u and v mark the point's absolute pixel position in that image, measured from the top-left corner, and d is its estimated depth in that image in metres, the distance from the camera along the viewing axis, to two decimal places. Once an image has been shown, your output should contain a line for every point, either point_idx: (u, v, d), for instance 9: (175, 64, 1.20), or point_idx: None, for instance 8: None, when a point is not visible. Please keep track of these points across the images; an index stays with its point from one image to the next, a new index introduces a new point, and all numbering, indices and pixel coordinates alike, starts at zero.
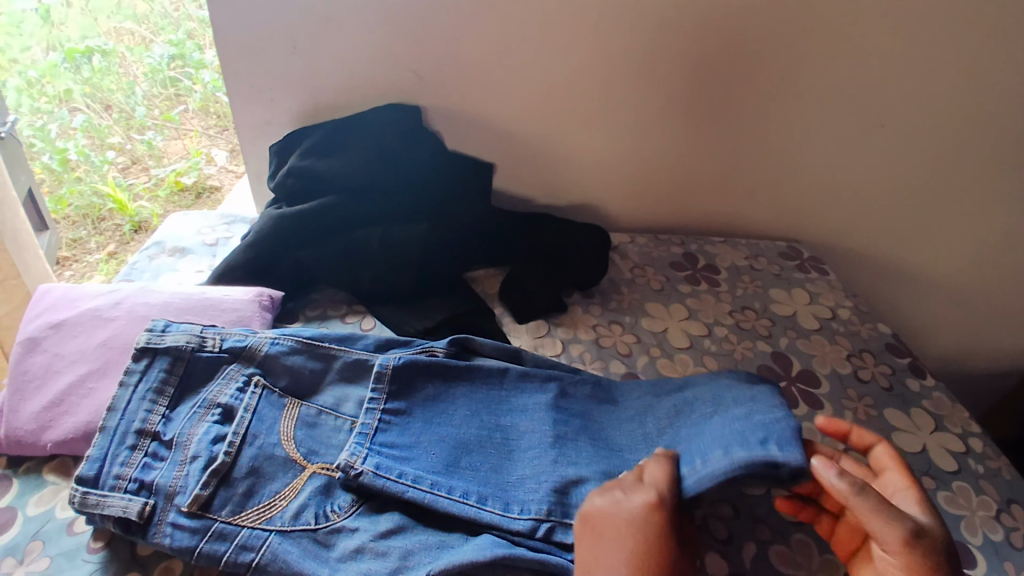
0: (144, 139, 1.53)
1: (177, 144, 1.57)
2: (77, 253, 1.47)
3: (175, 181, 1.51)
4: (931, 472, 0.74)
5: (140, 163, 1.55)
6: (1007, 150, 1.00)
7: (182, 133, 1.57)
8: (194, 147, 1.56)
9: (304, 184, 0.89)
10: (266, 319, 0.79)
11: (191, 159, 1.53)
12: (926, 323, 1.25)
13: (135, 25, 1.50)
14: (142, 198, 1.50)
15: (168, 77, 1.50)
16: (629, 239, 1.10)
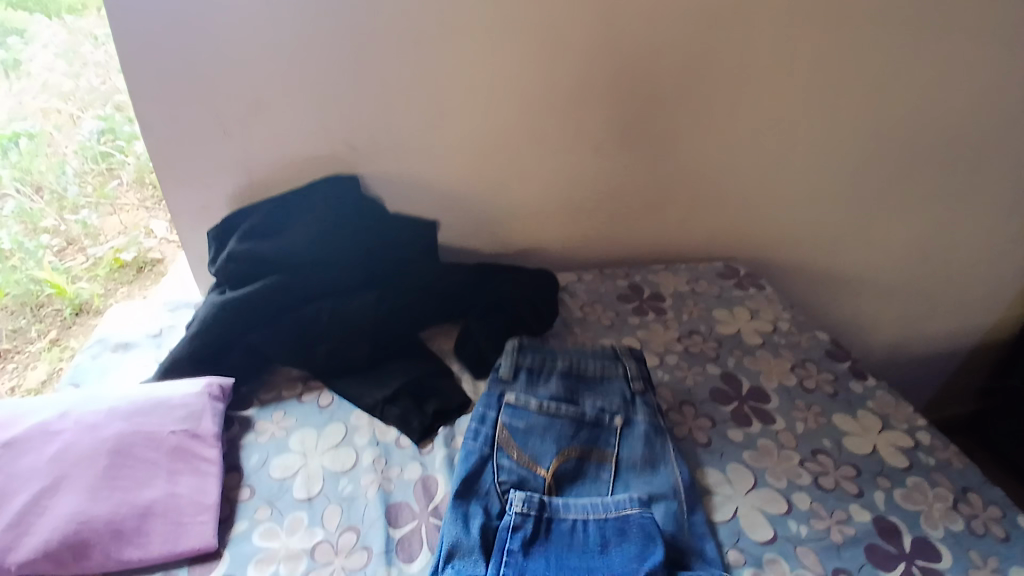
0: (77, 219, 1.25)
1: (113, 221, 1.28)
2: (19, 343, 1.14)
3: (115, 259, 1.25)
4: (884, 471, 0.78)
5: (76, 244, 1.24)
6: (887, 147, 1.17)
7: (118, 209, 1.29)
8: (134, 222, 1.30)
9: (246, 267, 0.88)
10: (219, 409, 0.77)
11: (130, 235, 1.27)
12: (844, 311, 1.42)
13: (60, 104, 1.25)
14: (82, 279, 1.22)
15: (99, 152, 1.26)
16: (576, 278, 1.14)
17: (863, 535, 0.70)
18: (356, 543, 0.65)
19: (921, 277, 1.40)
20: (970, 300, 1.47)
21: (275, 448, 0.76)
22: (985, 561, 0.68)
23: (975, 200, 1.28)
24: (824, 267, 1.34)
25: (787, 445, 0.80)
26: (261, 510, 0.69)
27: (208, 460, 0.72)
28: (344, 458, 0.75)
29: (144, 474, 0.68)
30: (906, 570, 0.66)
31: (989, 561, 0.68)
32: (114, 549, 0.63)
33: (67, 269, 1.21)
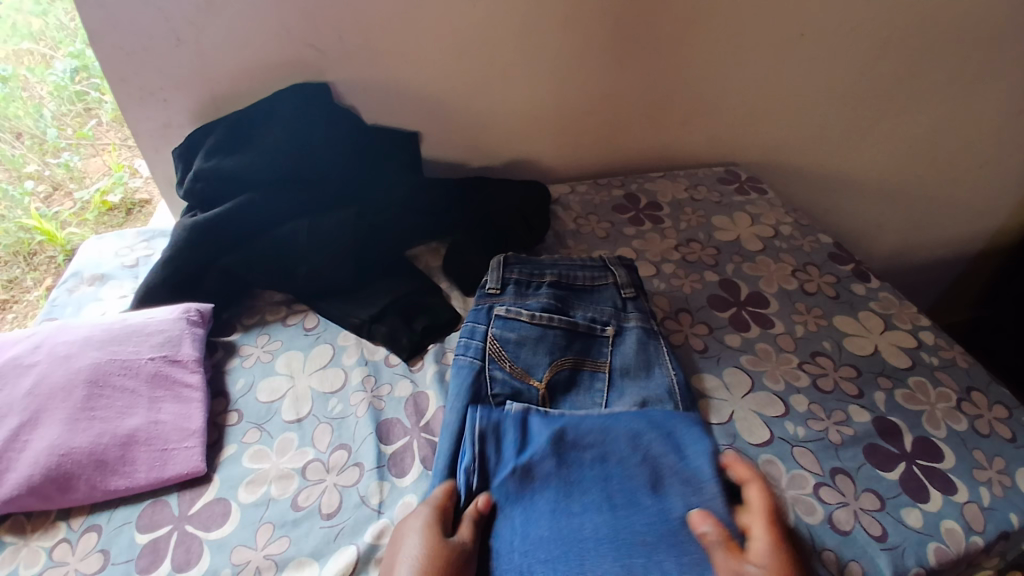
0: (60, 162, 1.13)
1: (98, 161, 1.18)
2: (15, 294, 1.09)
3: (100, 201, 1.19)
4: (885, 372, 0.76)
5: (60, 189, 1.16)
6: (902, 34, 1.07)
7: (101, 150, 1.18)
8: (117, 161, 1.20)
9: (215, 186, 0.83)
10: (198, 335, 0.75)
11: (114, 175, 1.20)
12: (846, 214, 1.37)
13: (31, 44, 1.06)
14: (71, 224, 1.16)
15: (74, 92, 1.11)
16: (568, 189, 1.09)
17: (862, 435, 0.69)
18: (348, 460, 0.64)
19: (931, 176, 1.34)
20: (980, 198, 1.42)
21: (261, 372, 0.75)
22: (991, 463, 0.67)
23: (994, 90, 1.20)
24: (829, 169, 1.28)
25: (786, 348, 0.78)
26: (251, 433, 0.68)
27: (190, 386, 0.70)
28: (331, 379, 0.73)
29: (125, 401, 0.67)
30: (907, 470, 0.65)
31: (994, 461, 0.67)
32: (100, 479, 0.62)
33: (56, 215, 1.14)
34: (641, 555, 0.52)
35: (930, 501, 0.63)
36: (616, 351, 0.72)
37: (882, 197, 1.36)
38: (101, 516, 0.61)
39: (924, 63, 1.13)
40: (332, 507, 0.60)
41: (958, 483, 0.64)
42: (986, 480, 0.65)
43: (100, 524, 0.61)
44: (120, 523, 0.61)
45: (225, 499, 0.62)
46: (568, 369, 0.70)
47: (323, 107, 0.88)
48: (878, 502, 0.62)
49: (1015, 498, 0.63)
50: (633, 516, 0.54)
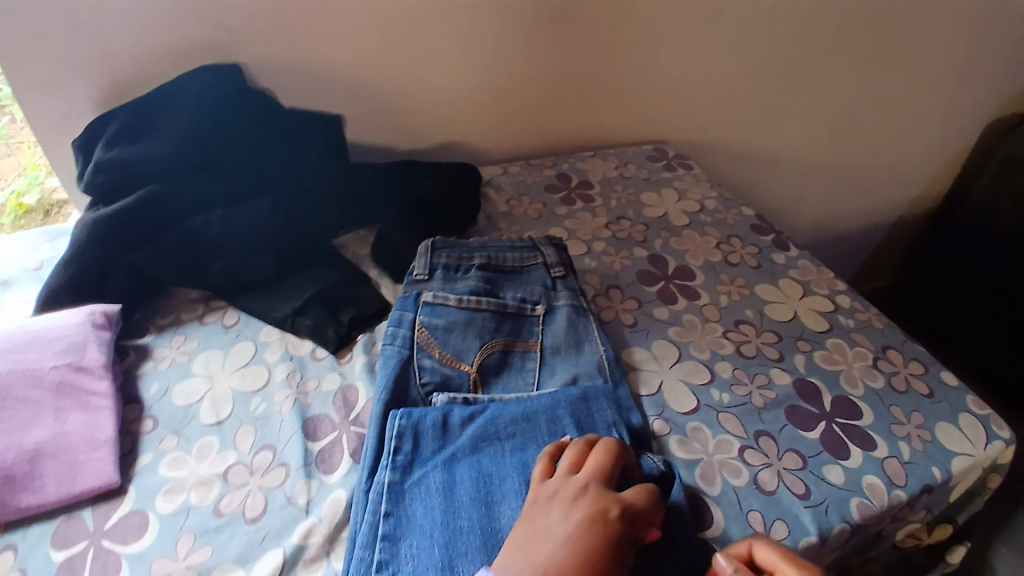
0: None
1: (12, 162, 1.09)
2: None
3: (18, 204, 1.09)
4: (805, 335, 0.80)
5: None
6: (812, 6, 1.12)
7: (16, 149, 1.08)
8: (33, 159, 1.07)
9: (118, 179, 0.78)
10: (106, 339, 0.71)
11: (29, 175, 1.08)
12: (773, 186, 1.42)
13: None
14: None
15: None
16: (500, 171, 1.08)
17: (785, 398, 0.71)
18: (273, 460, 0.62)
19: (848, 147, 1.40)
20: (894, 167, 1.50)
21: (177, 375, 0.71)
22: (907, 418, 0.70)
23: (902, 61, 1.27)
24: (754, 143, 1.32)
25: (711, 318, 0.80)
26: (167, 440, 0.65)
27: (98, 394, 0.66)
28: (254, 377, 0.71)
29: (28, 413, 0.62)
30: (828, 429, 0.68)
31: (912, 417, 0.71)
32: (8, 497, 0.57)
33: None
34: None
35: (851, 457, 0.66)
36: (545, 331, 0.72)
37: (805, 169, 1.42)
38: (15, 534, 0.57)
39: (834, 35, 1.18)
40: (254, 511, 0.58)
41: (876, 439, 0.68)
42: (904, 435, 0.69)
43: (15, 542, 0.57)
44: (34, 541, 0.57)
45: (143, 510, 0.59)
46: (498, 352, 0.69)
47: (233, 90, 0.84)
48: (800, 461, 0.65)
49: (932, 452, 0.67)
50: None
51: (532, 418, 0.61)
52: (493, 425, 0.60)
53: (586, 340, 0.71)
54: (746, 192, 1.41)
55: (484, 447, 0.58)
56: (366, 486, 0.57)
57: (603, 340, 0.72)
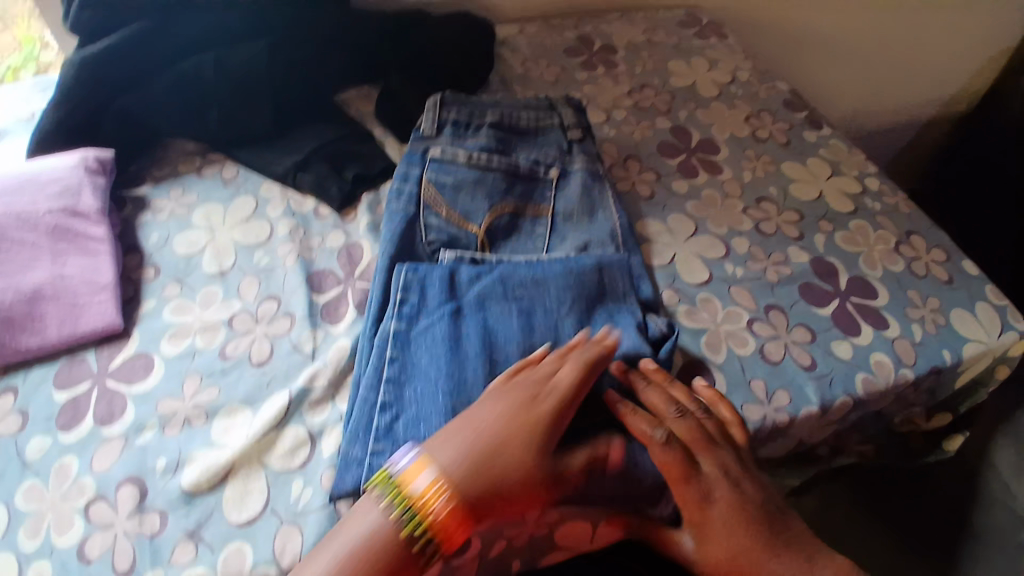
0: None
1: (6, 37, 0.99)
2: None
3: (13, 78, 1.00)
4: (829, 216, 0.76)
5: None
6: None
7: (10, 25, 0.98)
8: (27, 33, 0.99)
9: (104, 18, 0.70)
10: (100, 185, 0.68)
11: (25, 50, 1.00)
12: (808, 64, 1.32)
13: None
14: None
15: None
16: (516, 30, 0.99)
17: (799, 275, 0.69)
18: (278, 310, 0.61)
19: (896, 23, 1.28)
20: (943, 50, 1.38)
21: (176, 226, 0.69)
22: (924, 302, 0.69)
23: None
24: (793, 13, 1.20)
25: (732, 194, 0.77)
26: (171, 287, 0.64)
27: (97, 239, 0.64)
28: (256, 231, 0.68)
29: (25, 257, 0.61)
30: (842, 307, 0.67)
31: (928, 301, 0.69)
32: (8, 338, 0.58)
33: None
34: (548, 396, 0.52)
35: (862, 335, 0.65)
36: (557, 194, 0.69)
37: (845, 47, 1.31)
38: (16, 377, 0.58)
39: None
40: (260, 357, 0.58)
41: (888, 320, 0.67)
42: (917, 317, 0.67)
43: (14, 384, 0.57)
44: (35, 383, 0.57)
45: (148, 353, 0.59)
46: (509, 214, 0.66)
47: None
48: (810, 335, 0.64)
49: (945, 335, 0.66)
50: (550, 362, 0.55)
51: (544, 281, 0.59)
52: (504, 285, 0.58)
53: (601, 206, 0.68)
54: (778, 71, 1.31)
55: (494, 305, 0.57)
56: (369, 336, 0.56)
57: (619, 208, 0.69)
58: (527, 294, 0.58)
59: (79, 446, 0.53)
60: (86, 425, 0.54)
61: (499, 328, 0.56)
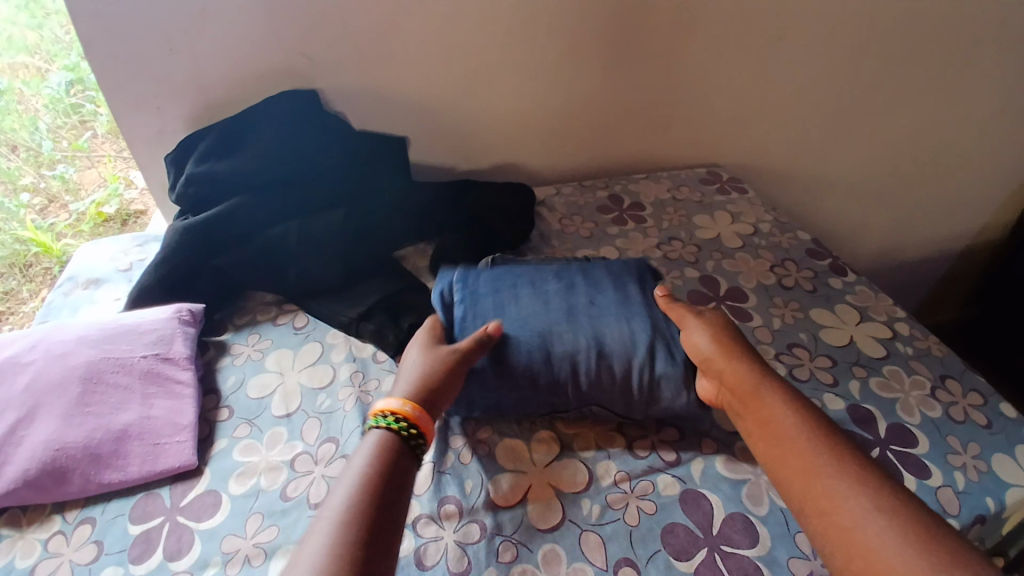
0: (55, 174, 1.14)
1: (94, 173, 1.18)
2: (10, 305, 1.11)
3: (96, 212, 1.19)
4: (860, 361, 0.79)
5: (57, 201, 1.17)
6: (872, 35, 1.11)
7: (97, 162, 1.18)
8: (113, 172, 1.20)
9: (206, 190, 0.85)
10: (190, 334, 0.77)
11: (109, 186, 1.20)
12: (826, 209, 1.41)
13: (25, 57, 1.07)
14: (67, 237, 1.17)
15: (68, 105, 1.12)
16: (554, 192, 1.11)
17: (837, 422, 0.71)
18: (336, 452, 0.66)
19: (908, 174, 1.37)
20: (959, 195, 1.45)
21: (251, 369, 0.76)
22: (965, 448, 0.69)
23: (969, 88, 1.24)
24: (807, 168, 1.32)
25: (763, 340, 0.81)
26: (241, 428, 0.70)
27: (182, 382, 0.72)
28: (320, 375, 0.75)
29: (119, 398, 0.69)
30: (882, 455, 0.68)
31: (967, 447, 0.69)
32: (94, 473, 0.63)
33: (52, 226, 1.15)
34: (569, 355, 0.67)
35: (904, 485, 0.65)
36: (581, 277, 0.76)
37: (861, 195, 1.40)
38: (95, 509, 0.63)
39: (895, 63, 1.17)
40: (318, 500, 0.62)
41: (930, 468, 0.67)
42: (960, 465, 0.67)
43: (94, 516, 0.62)
44: (112, 516, 0.62)
45: (216, 491, 0.63)
46: None
47: (310, 110, 0.91)
48: None
49: (987, 482, 0.65)
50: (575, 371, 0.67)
51: (568, 321, 0.69)
52: (534, 317, 0.70)
53: None
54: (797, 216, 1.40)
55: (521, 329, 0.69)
56: None
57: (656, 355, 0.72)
58: (550, 332, 0.68)
59: None
60: (154, 559, 0.58)
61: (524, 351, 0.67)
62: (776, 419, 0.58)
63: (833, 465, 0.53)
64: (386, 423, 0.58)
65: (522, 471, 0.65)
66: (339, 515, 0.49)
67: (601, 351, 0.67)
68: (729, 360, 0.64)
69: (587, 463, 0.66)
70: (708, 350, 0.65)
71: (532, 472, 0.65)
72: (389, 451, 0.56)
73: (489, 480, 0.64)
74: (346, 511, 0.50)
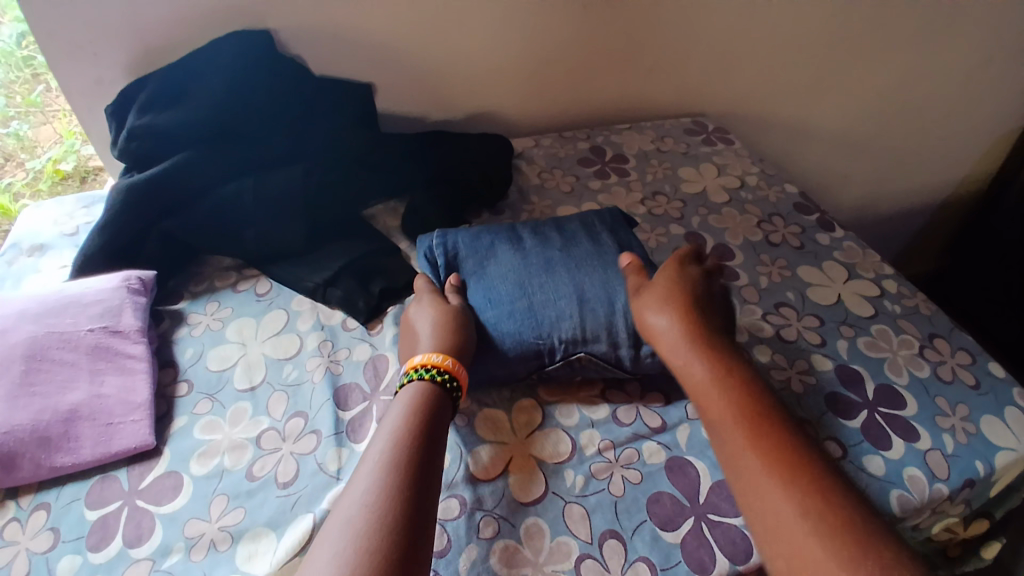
0: (9, 131, 1.05)
1: (49, 129, 1.08)
2: None
3: (54, 169, 1.09)
4: (848, 321, 0.76)
5: (13, 159, 1.08)
6: None
7: (52, 118, 1.07)
8: (69, 127, 1.08)
9: (152, 145, 0.77)
10: (141, 304, 0.71)
11: (66, 142, 1.08)
12: (811, 160, 1.37)
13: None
14: (25, 198, 1.08)
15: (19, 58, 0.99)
16: (533, 143, 1.05)
17: (825, 384, 0.69)
18: (304, 428, 0.62)
19: (894, 123, 1.34)
20: (943, 145, 1.43)
21: (211, 341, 0.71)
22: (954, 410, 0.68)
23: (962, 31, 1.20)
24: (793, 117, 1.27)
25: (750, 300, 0.78)
26: (202, 403, 0.65)
27: (134, 357, 0.67)
28: (285, 345, 0.70)
29: (66, 376, 0.63)
30: (869, 417, 0.66)
31: (957, 409, 0.68)
32: (43, 457, 0.59)
33: (8, 185, 1.07)
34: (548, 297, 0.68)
35: (893, 449, 0.64)
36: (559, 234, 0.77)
37: (846, 146, 1.36)
38: (49, 494, 0.59)
39: (888, 3, 1.11)
40: (287, 478, 0.58)
41: (917, 430, 0.66)
42: (948, 427, 0.66)
43: (48, 502, 0.58)
44: (67, 501, 0.58)
45: (177, 472, 0.59)
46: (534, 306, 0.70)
47: (264, 56, 0.83)
48: (840, 450, 0.63)
49: (977, 445, 0.65)
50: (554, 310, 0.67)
51: (547, 275, 0.70)
52: (514, 273, 0.70)
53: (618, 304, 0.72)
54: (781, 167, 1.37)
55: (503, 284, 0.69)
56: None
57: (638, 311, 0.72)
58: (532, 287, 0.69)
59: (107, 567, 0.53)
60: (114, 547, 0.54)
61: (506, 304, 0.67)
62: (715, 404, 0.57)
63: (768, 462, 0.51)
64: (422, 375, 0.59)
65: (495, 419, 0.64)
66: (384, 453, 0.52)
67: (582, 302, 0.67)
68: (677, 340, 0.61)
69: (571, 431, 0.63)
70: (669, 329, 0.62)
71: (513, 443, 0.62)
72: (425, 402, 0.57)
73: (468, 452, 0.61)
74: (386, 456, 0.52)
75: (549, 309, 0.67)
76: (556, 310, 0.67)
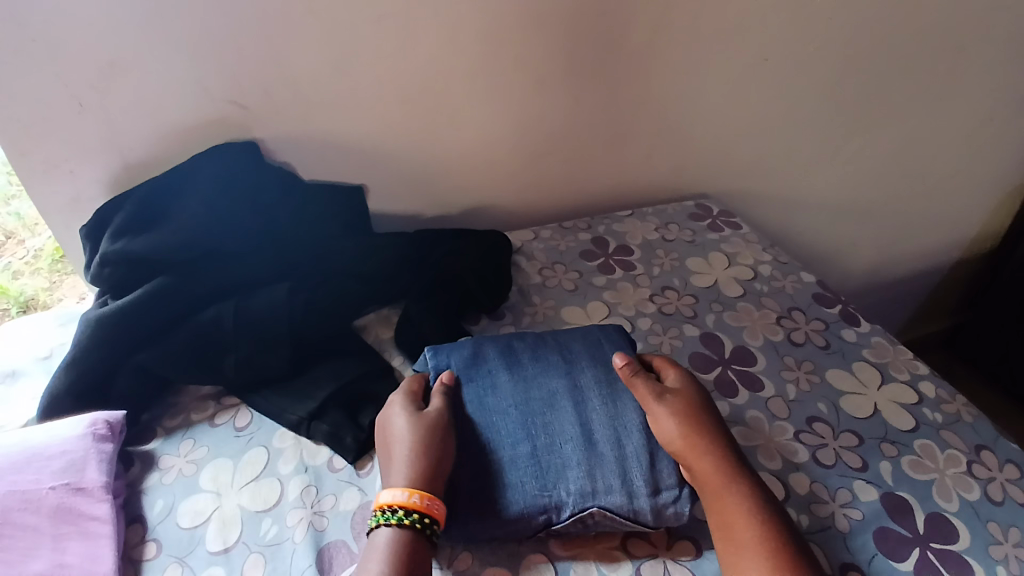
0: (11, 212, 0.99)
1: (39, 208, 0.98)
2: None
3: (54, 249, 1.00)
4: (889, 436, 0.69)
5: (15, 237, 1.02)
6: (857, 51, 1.04)
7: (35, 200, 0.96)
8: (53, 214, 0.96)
9: (127, 271, 0.73)
10: (107, 452, 0.64)
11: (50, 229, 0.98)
12: (822, 232, 1.32)
13: None
14: (24, 275, 1.02)
15: None
16: (531, 236, 1.01)
17: (872, 518, 0.61)
18: None
19: (901, 192, 1.30)
20: (953, 209, 1.39)
21: (183, 490, 0.64)
22: (1007, 535, 0.60)
23: (960, 96, 1.18)
24: (799, 192, 1.24)
25: (779, 415, 0.71)
26: (170, 570, 0.58)
27: (98, 519, 0.59)
28: (265, 494, 0.63)
29: (25, 543, 0.56)
30: (922, 556, 0.58)
31: (1010, 533, 0.60)
32: None
33: (7, 265, 1.01)
34: (546, 439, 0.61)
35: None
36: (557, 351, 0.70)
37: (855, 218, 1.32)
38: None
39: (883, 79, 1.10)
40: None
41: (973, 567, 0.57)
42: (1002, 557, 0.58)
43: None
44: None
45: None
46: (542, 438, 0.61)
47: (247, 168, 0.80)
48: None
49: None
50: (555, 457, 0.60)
51: (550, 410, 0.63)
52: (516, 408, 0.63)
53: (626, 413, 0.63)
54: (791, 241, 1.32)
55: (504, 421, 0.62)
56: None
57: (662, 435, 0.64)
58: (535, 424, 0.62)
59: None
60: None
61: (507, 448, 0.60)
62: (740, 527, 0.54)
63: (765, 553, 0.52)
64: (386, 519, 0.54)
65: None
66: None
67: (590, 447, 0.60)
68: (701, 451, 0.59)
69: None
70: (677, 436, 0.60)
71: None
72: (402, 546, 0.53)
73: None
74: None
75: (551, 457, 0.60)
76: (557, 458, 0.60)
